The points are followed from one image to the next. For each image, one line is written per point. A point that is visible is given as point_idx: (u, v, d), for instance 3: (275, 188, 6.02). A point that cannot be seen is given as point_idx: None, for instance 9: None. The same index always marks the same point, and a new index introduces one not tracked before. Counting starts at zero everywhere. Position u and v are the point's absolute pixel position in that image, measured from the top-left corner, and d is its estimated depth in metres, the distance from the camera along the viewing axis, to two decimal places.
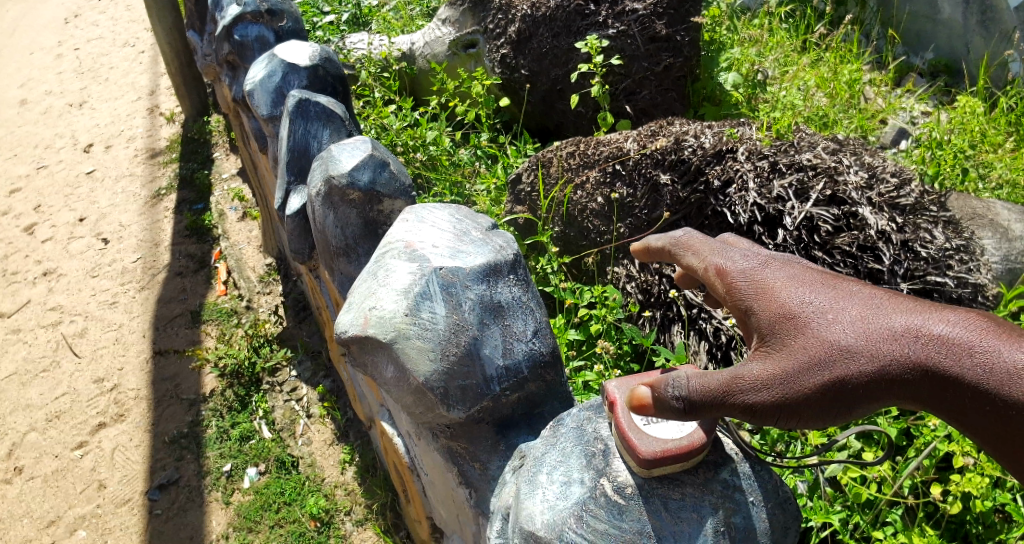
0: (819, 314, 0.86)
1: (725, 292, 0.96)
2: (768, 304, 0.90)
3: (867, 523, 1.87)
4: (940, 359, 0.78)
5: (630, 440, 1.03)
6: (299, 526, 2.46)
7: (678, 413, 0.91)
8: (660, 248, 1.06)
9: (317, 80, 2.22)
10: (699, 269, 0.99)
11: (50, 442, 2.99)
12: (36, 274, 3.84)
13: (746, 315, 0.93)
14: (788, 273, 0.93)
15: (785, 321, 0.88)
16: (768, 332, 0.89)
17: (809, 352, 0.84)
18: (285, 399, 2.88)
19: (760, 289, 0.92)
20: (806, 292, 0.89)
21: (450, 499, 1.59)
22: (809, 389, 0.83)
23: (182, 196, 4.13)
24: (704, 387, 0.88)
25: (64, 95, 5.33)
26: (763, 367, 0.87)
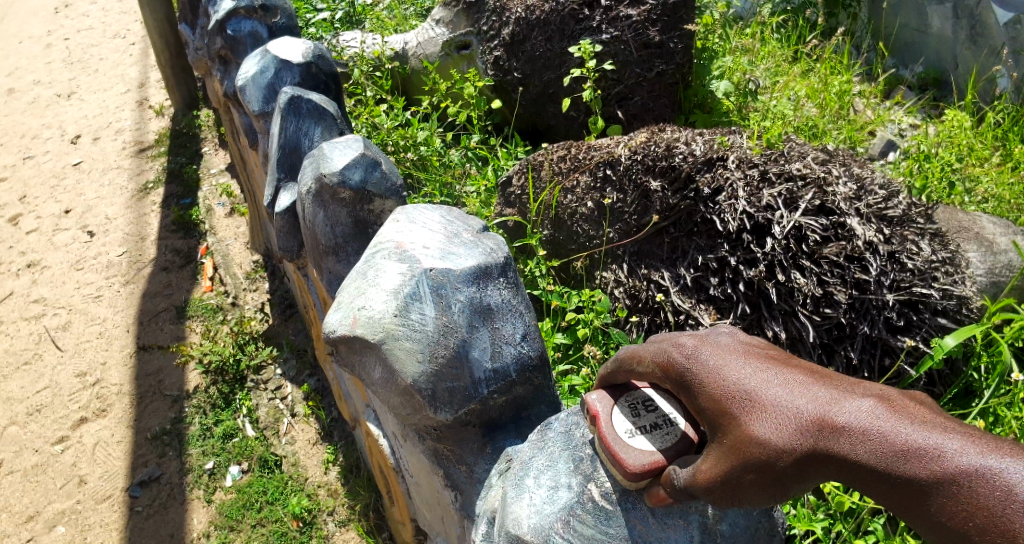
0: (743, 405, 0.83)
1: (670, 383, 0.93)
2: (703, 392, 0.87)
3: (849, 532, 1.86)
4: (843, 444, 0.74)
5: (617, 455, 1.01)
6: (281, 526, 2.45)
7: (678, 498, 0.94)
8: (611, 365, 1.08)
9: (310, 77, 2.21)
10: (642, 369, 0.98)
11: (31, 435, 2.95)
12: (20, 265, 3.80)
13: (687, 402, 0.91)
14: (722, 359, 0.88)
15: (715, 410, 0.85)
16: (706, 423, 0.87)
17: (743, 448, 0.81)
18: (269, 398, 2.86)
19: (693, 378, 0.89)
20: (731, 375, 0.85)
21: (435, 500, 1.59)
22: (743, 484, 0.82)
23: (169, 190, 4.10)
24: (685, 481, 0.90)
25: (53, 85, 5.27)
26: (714, 464, 0.85)
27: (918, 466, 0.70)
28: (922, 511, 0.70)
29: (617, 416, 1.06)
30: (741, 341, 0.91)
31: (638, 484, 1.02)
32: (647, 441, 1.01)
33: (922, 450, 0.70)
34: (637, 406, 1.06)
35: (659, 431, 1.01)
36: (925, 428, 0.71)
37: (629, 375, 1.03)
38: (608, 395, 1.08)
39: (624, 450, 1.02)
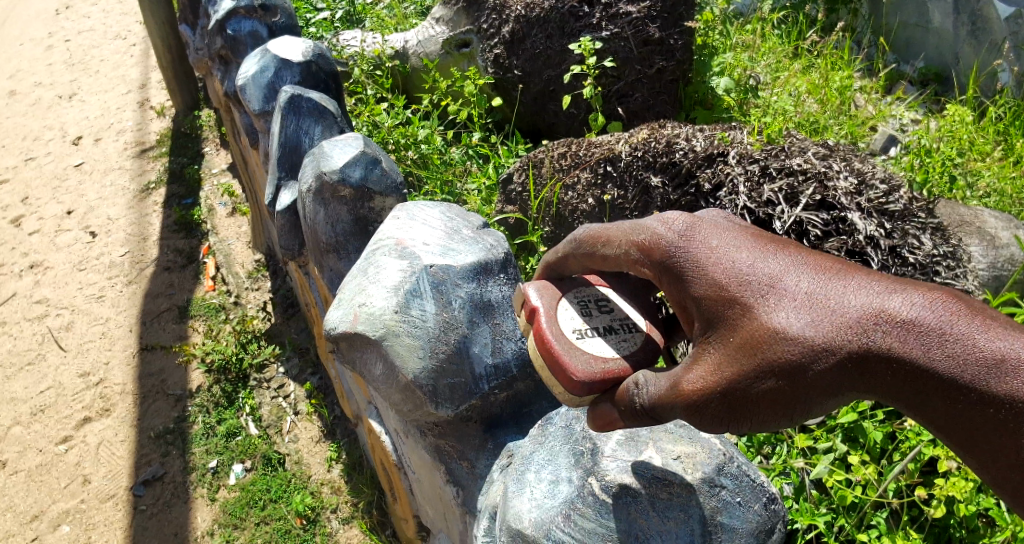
0: (761, 294, 0.75)
1: (653, 270, 0.85)
2: (704, 278, 0.80)
3: (852, 526, 1.83)
4: (889, 342, 0.68)
5: (563, 357, 0.93)
6: (285, 523, 2.46)
7: (643, 421, 0.85)
8: (564, 252, 1.01)
9: (310, 76, 2.21)
10: (614, 253, 0.90)
11: (35, 435, 2.96)
12: (23, 266, 3.81)
13: (678, 296, 0.83)
14: (732, 248, 0.80)
15: (724, 303, 0.77)
16: (704, 316, 0.79)
17: (759, 342, 0.73)
18: (272, 396, 2.86)
19: (692, 261, 0.81)
20: (743, 261, 0.79)
21: (437, 497, 1.60)
22: (757, 392, 0.73)
23: (171, 190, 4.10)
24: (655, 396, 0.81)
25: (54, 87, 5.29)
26: (713, 368, 0.76)
27: (1000, 375, 0.62)
28: (997, 428, 0.63)
29: (563, 313, 0.99)
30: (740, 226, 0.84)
31: (573, 396, 0.94)
32: (600, 345, 0.96)
33: (1004, 357, 0.62)
34: (589, 306, 1.01)
35: (613, 337, 0.98)
36: (1001, 330, 0.64)
37: (590, 262, 0.96)
38: (553, 292, 1.02)
39: (569, 351, 0.94)
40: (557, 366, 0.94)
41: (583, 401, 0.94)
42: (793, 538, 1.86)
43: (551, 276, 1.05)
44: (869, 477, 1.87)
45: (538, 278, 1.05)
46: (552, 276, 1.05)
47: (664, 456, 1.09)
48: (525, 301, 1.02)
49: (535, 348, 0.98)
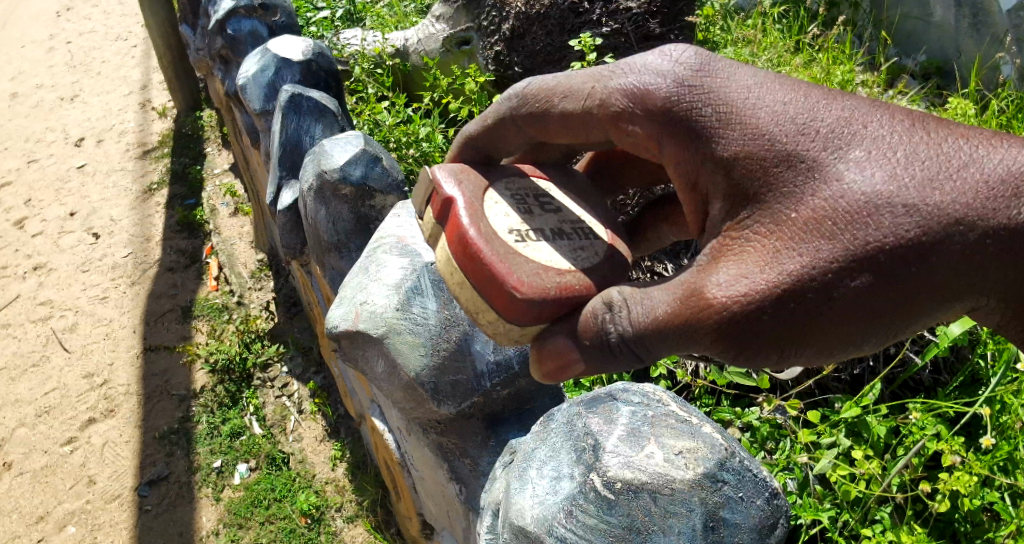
0: (811, 152, 0.84)
1: (679, 140, 0.90)
2: (739, 137, 0.87)
3: (856, 521, 1.82)
4: (942, 191, 0.78)
5: (506, 264, 0.96)
6: (289, 523, 2.46)
7: (625, 353, 0.89)
8: (493, 126, 1.08)
9: (310, 75, 2.20)
10: (596, 114, 0.95)
11: (40, 437, 2.97)
12: (26, 268, 3.82)
13: (702, 155, 0.89)
14: (779, 116, 0.87)
15: (797, 176, 0.83)
16: (745, 175, 0.86)
17: (823, 209, 0.81)
18: (275, 395, 2.87)
19: (722, 119, 0.88)
20: (785, 119, 0.86)
21: (439, 494, 1.60)
22: (847, 283, 0.78)
23: (173, 191, 4.11)
24: (680, 312, 0.85)
25: (55, 89, 5.29)
26: (771, 254, 0.81)
27: None
28: None
29: (492, 214, 1.04)
30: (758, 73, 0.92)
31: (512, 309, 0.95)
32: (542, 253, 1.02)
33: None
34: (523, 205, 1.10)
35: (547, 242, 1.05)
36: None
37: (533, 129, 1.04)
38: (478, 189, 1.08)
39: (510, 256, 0.98)
40: (496, 269, 0.96)
41: (523, 319, 0.96)
42: (797, 533, 1.86)
43: (479, 160, 1.14)
44: (874, 471, 1.84)
45: (450, 169, 1.10)
46: (479, 162, 1.14)
47: (666, 452, 1.10)
48: (443, 196, 1.05)
49: (462, 252, 1.00)
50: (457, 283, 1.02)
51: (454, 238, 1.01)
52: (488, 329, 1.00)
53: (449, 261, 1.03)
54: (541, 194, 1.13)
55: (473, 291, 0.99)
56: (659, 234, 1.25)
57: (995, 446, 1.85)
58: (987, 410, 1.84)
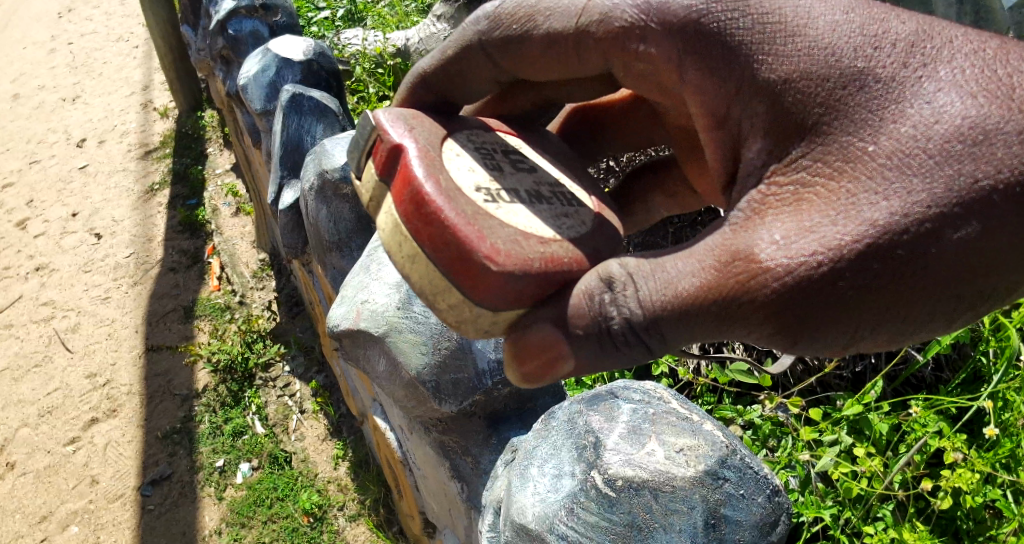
0: (883, 70, 0.69)
1: (703, 60, 0.80)
2: (782, 51, 0.74)
3: (858, 519, 1.81)
4: None
5: (470, 229, 0.81)
6: (292, 521, 2.47)
7: (634, 346, 0.75)
8: (456, 59, 0.98)
9: (311, 75, 2.20)
10: (592, 30, 0.86)
11: (42, 437, 2.98)
12: (28, 269, 3.83)
13: (729, 70, 0.78)
14: (830, 24, 0.73)
15: (860, 99, 0.69)
16: (788, 94, 0.73)
17: (909, 139, 0.65)
18: (278, 395, 2.88)
19: (755, 27, 0.76)
20: (844, 31, 0.72)
21: (442, 492, 1.61)
22: (956, 236, 0.61)
23: (175, 191, 4.11)
24: (710, 284, 0.70)
25: (57, 90, 5.31)
26: (842, 202, 0.66)
27: None
28: None
29: (452, 169, 0.91)
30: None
31: (483, 281, 0.79)
32: (517, 217, 0.89)
33: None
34: (491, 161, 0.98)
35: (519, 201, 0.92)
36: None
37: (509, 62, 0.94)
38: (433, 136, 0.95)
39: (479, 217, 0.84)
40: (464, 230, 0.81)
41: (495, 296, 0.80)
42: (799, 531, 1.86)
43: (434, 104, 1.02)
44: (875, 469, 1.85)
45: (398, 114, 0.96)
46: (436, 105, 1.03)
47: (667, 449, 1.10)
48: (393, 147, 0.91)
49: (417, 211, 0.84)
50: (408, 255, 0.85)
51: (407, 196, 0.86)
52: (451, 313, 0.83)
53: (399, 227, 0.87)
54: (510, 150, 1.03)
55: (431, 262, 0.82)
56: (649, 208, 1.23)
57: (998, 443, 1.85)
58: (988, 406, 1.85)
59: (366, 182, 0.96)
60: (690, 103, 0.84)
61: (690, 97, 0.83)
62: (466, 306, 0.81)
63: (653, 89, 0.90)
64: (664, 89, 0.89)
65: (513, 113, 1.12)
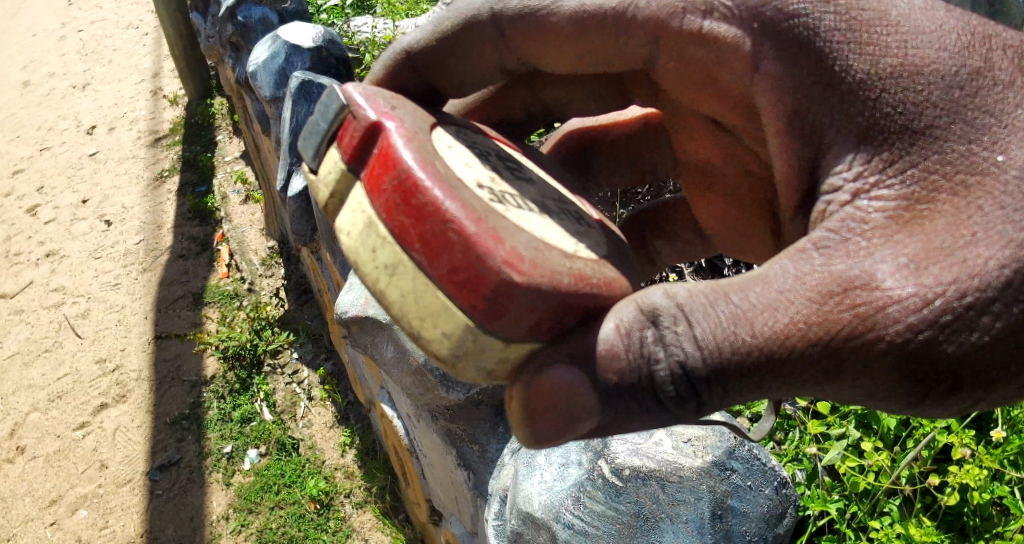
0: (1004, 74, 0.65)
1: (791, 49, 0.73)
2: (879, 44, 0.68)
3: (864, 513, 1.79)
4: None
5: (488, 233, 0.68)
6: (299, 508, 2.49)
7: (691, 387, 0.66)
8: (454, 39, 0.92)
9: (320, 62, 2.18)
10: (642, 4, 0.83)
11: (53, 422, 3.00)
12: (39, 255, 3.85)
13: (814, 64, 0.71)
14: (934, 23, 0.68)
15: (977, 105, 0.64)
16: (889, 90, 0.67)
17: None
18: (286, 382, 2.88)
19: (848, 19, 0.70)
20: (953, 28, 0.68)
21: (449, 480, 1.61)
22: None
23: (185, 178, 4.12)
24: (803, 320, 0.62)
25: (68, 77, 5.32)
26: (977, 220, 0.59)
27: None
28: None
29: (452, 166, 0.79)
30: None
31: (488, 299, 0.66)
32: (527, 222, 0.77)
33: None
34: (484, 161, 0.87)
35: (532, 207, 0.82)
36: None
37: (520, 41, 0.91)
38: (419, 121, 0.84)
39: (487, 214, 0.71)
40: (469, 228, 0.67)
41: (503, 320, 0.67)
42: (805, 524, 1.81)
43: (418, 88, 0.94)
44: (882, 462, 1.84)
45: (376, 95, 0.84)
46: (420, 91, 0.95)
47: (674, 440, 1.15)
48: (369, 127, 0.78)
49: (404, 203, 0.71)
50: (386, 264, 0.72)
51: (391, 185, 0.73)
52: (445, 345, 0.69)
53: (375, 225, 0.74)
54: (504, 157, 0.94)
55: (422, 272, 0.69)
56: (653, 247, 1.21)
57: (1005, 440, 1.84)
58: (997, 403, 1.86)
59: (325, 173, 0.82)
60: (764, 102, 0.77)
61: (765, 92, 0.76)
62: (469, 333, 0.68)
63: (705, 80, 0.85)
64: (717, 82, 0.84)
65: (507, 117, 1.12)
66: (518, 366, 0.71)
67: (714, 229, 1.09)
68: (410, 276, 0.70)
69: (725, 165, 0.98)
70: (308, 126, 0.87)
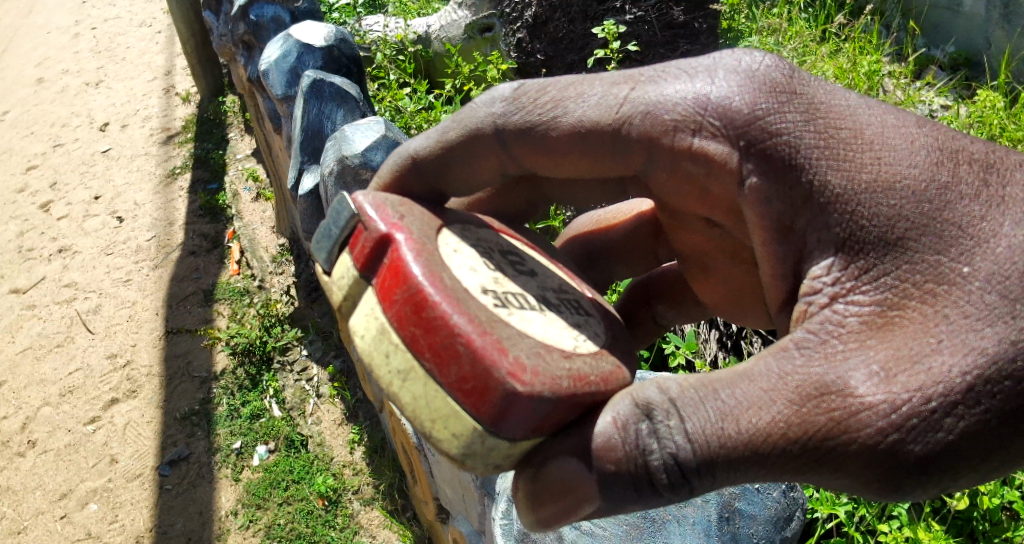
0: (967, 188, 0.76)
1: (779, 181, 0.82)
2: (857, 165, 0.79)
3: (873, 516, 1.78)
4: None
5: (496, 343, 0.76)
6: (307, 504, 2.50)
7: (684, 480, 0.73)
8: (461, 147, 0.96)
9: (331, 61, 2.20)
10: (636, 122, 0.89)
11: (64, 416, 3.03)
12: (52, 250, 3.89)
13: (796, 181, 0.81)
14: (904, 153, 0.79)
15: (943, 224, 0.74)
16: (865, 207, 0.78)
17: (1006, 261, 0.70)
18: (295, 379, 2.90)
19: (827, 138, 0.81)
20: (922, 147, 0.79)
21: (456, 479, 1.61)
22: None
23: (197, 175, 4.15)
24: (785, 423, 0.71)
25: (82, 74, 5.36)
26: (942, 326, 0.70)
27: None
28: None
29: (462, 269, 0.87)
30: (861, 97, 0.86)
31: (496, 406, 0.73)
32: (529, 323, 0.84)
33: None
34: (488, 259, 0.94)
35: (535, 304, 0.90)
36: None
37: (524, 152, 0.95)
38: (426, 226, 0.90)
39: (493, 324, 0.78)
40: (478, 341, 0.75)
41: (509, 423, 0.74)
42: (813, 527, 1.82)
43: (426, 193, 1.00)
44: None
45: (387, 202, 0.91)
46: (427, 195, 1.00)
47: None
48: (380, 239, 0.85)
49: (415, 315, 0.78)
50: (399, 370, 0.79)
51: (402, 297, 0.80)
52: (456, 444, 0.75)
53: (388, 332, 0.81)
54: (505, 250, 1.00)
55: (433, 379, 0.76)
56: (654, 315, 1.29)
57: None
58: None
59: (339, 277, 0.90)
60: (749, 213, 0.85)
61: (749, 205, 0.85)
62: (477, 436, 0.74)
63: (695, 192, 0.92)
64: (706, 193, 0.91)
65: (509, 209, 1.15)
66: (525, 457, 0.79)
67: (713, 304, 1.14)
68: (420, 382, 0.77)
69: (720, 255, 1.03)
70: (318, 229, 0.94)
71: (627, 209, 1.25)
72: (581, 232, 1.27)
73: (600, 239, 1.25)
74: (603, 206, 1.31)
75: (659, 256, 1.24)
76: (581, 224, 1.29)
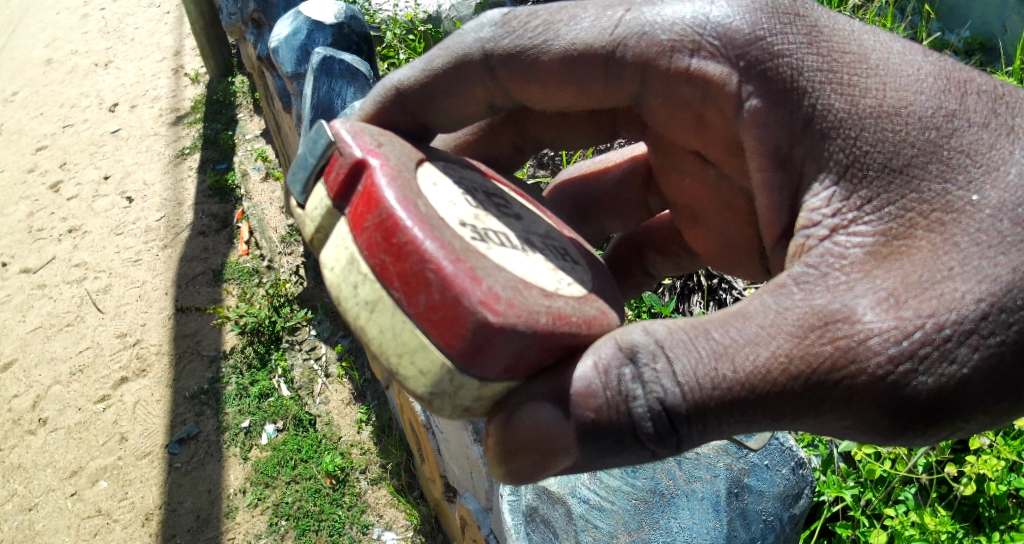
0: (976, 116, 0.75)
1: (777, 102, 0.83)
2: (861, 89, 0.80)
3: (879, 500, 1.77)
4: None
5: (473, 274, 0.75)
6: (315, 482, 2.52)
7: (668, 428, 0.74)
8: (448, 74, 0.95)
9: (342, 38, 2.19)
10: (631, 43, 0.90)
11: (74, 394, 3.06)
12: (62, 231, 3.91)
13: (798, 105, 0.83)
14: (909, 75, 0.79)
15: (952, 151, 0.74)
16: (868, 131, 0.78)
17: (1016, 189, 0.70)
18: (304, 358, 2.91)
19: (830, 60, 0.82)
20: (929, 74, 0.79)
21: (464, 457, 1.62)
22: None
23: (206, 155, 4.15)
24: (773, 361, 0.71)
25: (91, 55, 5.35)
26: (953, 255, 0.69)
27: None
28: None
29: (445, 204, 0.87)
30: (865, 24, 0.87)
31: (466, 339, 0.73)
32: (509, 260, 0.84)
33: None
34: (471, 198, 0.94)
35: (515, 244, 0.90)
36: None
37: (510, 79, 0.95)
38: (405, 158, 0.91)
39: (468, 254, 0.78)
40: (449, 268, 0.75)
41: (484, 359, 0.74)
42: (818, 510, 1.81)
43: (408, 125, 0.99)
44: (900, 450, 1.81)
45: (366, 131, 0.92)
46: (409, 128, 0.99)
47: None
48: (357, 167, 0.86)
49: (386, 242, 0.79)
50: (366, 301, 0.80)
51: (373, 224, 0.81)
52: (422, 384, 0.76)
53: (357, 262, 0.82)
54: (490, 193, 1.00)
55: (402, 309, 0.77)
56: (646, 267, 1.31)
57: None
58: None
59: (313, 208, 0.90)
60: (747, 140, 0.87)
61: (748, 131, 0.86)
62: (446, 373, 0.74)
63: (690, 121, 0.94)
64: (704, 123, 0.92)
65: (497, 154, 1.16)
66: (498, 402, 0.78)
67: (705, 254, 1.15)
68: (388, 313, 0.78)
69: (717, 207, 1.04)
70: (294, 160, 0.94)
71: (617, 155, 1.27)
72: (572, 178, 1.27)
73: (586, 187, 1.25)
74: (590, 158, 1.32)
75: (651, 205, 1.25)
76: (570, 174, 1.30)
